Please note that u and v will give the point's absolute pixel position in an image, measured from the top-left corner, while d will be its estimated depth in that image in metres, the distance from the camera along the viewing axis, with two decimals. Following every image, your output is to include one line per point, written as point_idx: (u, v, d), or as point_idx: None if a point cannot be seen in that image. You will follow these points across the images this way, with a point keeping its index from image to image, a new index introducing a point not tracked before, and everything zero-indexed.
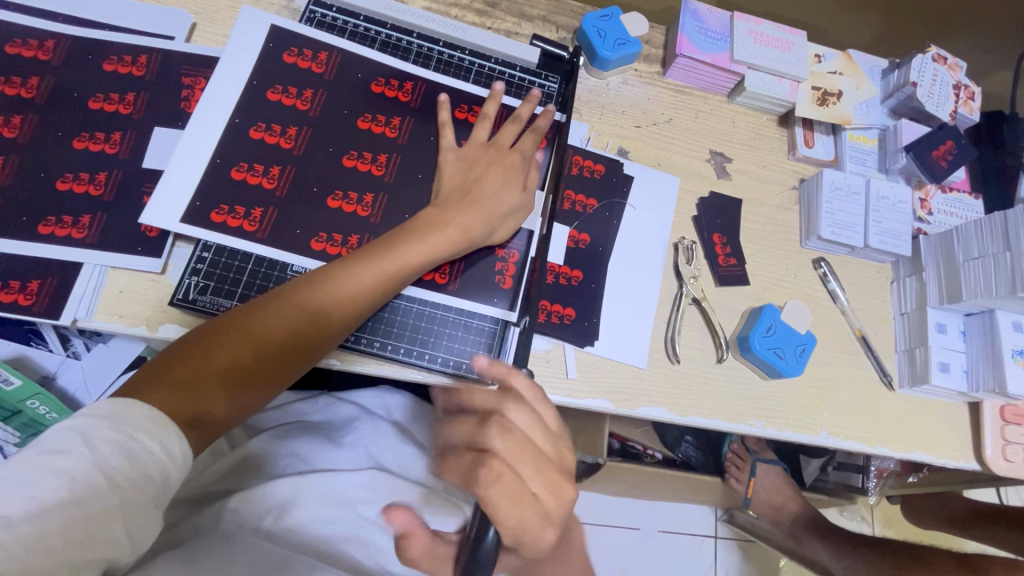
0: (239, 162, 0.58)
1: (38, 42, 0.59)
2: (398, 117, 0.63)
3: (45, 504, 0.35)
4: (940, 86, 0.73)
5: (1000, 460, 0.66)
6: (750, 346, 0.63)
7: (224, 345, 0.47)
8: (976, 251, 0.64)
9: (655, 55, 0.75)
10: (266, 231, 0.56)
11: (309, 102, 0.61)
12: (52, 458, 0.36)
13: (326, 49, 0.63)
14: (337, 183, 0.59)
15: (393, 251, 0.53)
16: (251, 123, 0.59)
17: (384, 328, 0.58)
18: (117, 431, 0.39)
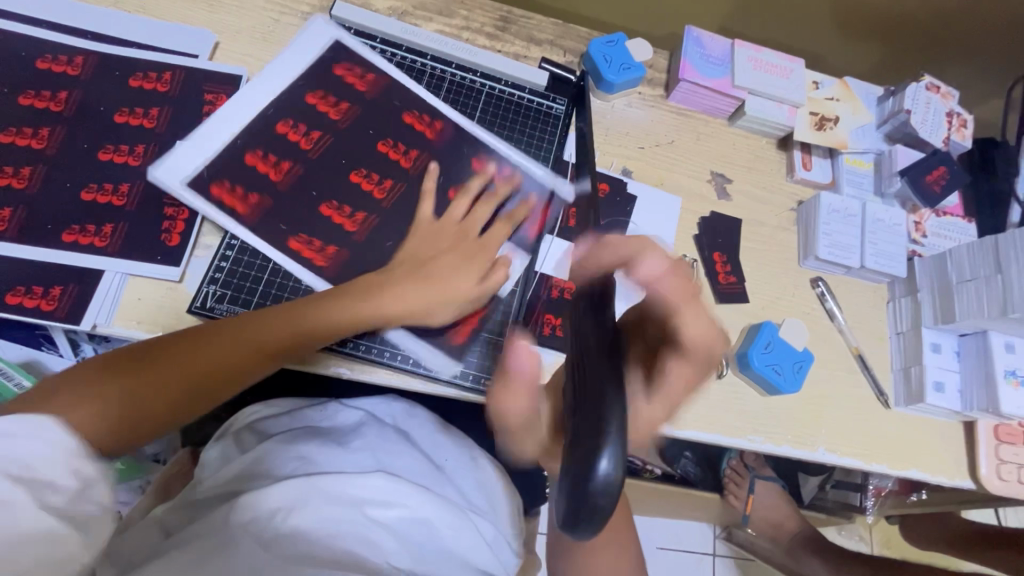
0: (256, 148, 0.61)
1: (68, 58, 0.61)
2: (416, 143, 0.65)
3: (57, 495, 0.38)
4: (934, 113, 0.76)
5: (994, 479, 0.67)
6: (749, 362, 0.65)
7: (198, 355, 0.51)
8: (968, 273, 0.66)
9: (658, 79, 0.78)
10: (255, 218, 0.59)
11: (342, 113, 0.64)
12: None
13: (376, 72, 0.67)
14: (335, 193, 0.61)
15: (376, 298, 0.56)
16: (281, 117, 0.63)
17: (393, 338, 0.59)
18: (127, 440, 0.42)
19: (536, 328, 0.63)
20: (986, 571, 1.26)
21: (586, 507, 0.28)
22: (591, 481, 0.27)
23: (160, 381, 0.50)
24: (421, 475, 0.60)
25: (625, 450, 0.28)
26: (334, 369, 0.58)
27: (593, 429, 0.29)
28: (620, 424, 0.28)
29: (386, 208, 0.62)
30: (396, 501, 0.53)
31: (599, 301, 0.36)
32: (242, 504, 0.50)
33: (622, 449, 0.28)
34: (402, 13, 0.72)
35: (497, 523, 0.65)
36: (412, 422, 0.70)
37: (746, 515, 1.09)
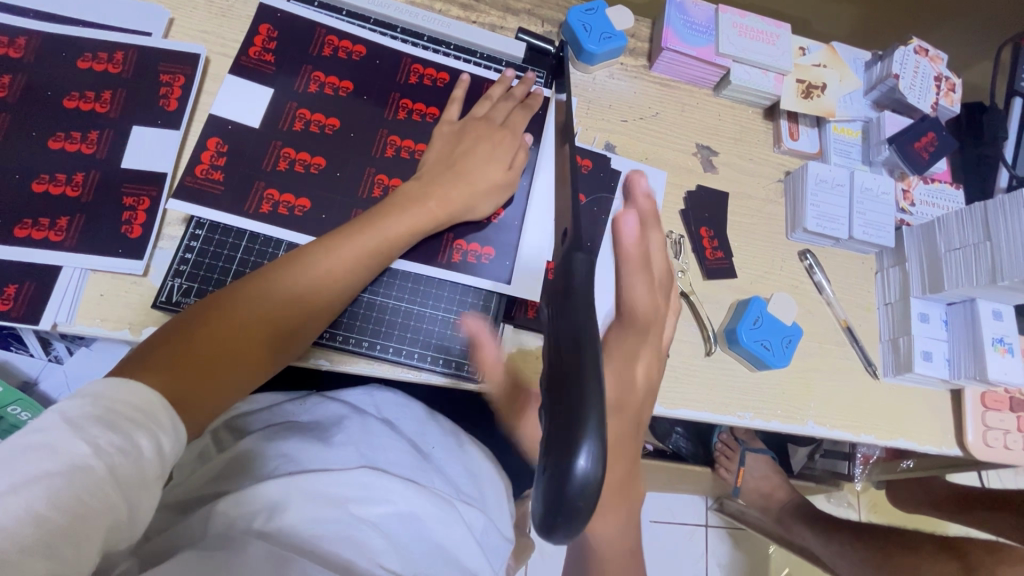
0: (245, 126, 0.58)
1: (9, 39, 0.57)
2: (410, 99, 0.63)
3: (54, 475, 0.34)
4: (922, 78, 0.74)
5: (981, 445, 0.68)
6: (738, 338, 0.64)
7: (222, 321, 0.46)
8: (957, 241, 0.65)
9: (641, 48, 0.75)
10: (249, 196, 0.57)
11: (333, 78, 0.62)
12: (40, 432, 0.35)
13: (352, 36, 0.64)
14: (331, 156, 0.60)
15: (373, 232, 0.53)
16: (268, 83, 0.60)
17: (373, 329, 0.57)
18: (137, 417, 0.38)
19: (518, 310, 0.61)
20: (970, 531, 1.30)
21: (568, 508, 0.27)
22: (570, 481, 0.26)
23: (189, 348, 0.44)
24: (408, 466, 0.59)
25: (603, 444, 0.27)
26: (311, 361, 0.56)
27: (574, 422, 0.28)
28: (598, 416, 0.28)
29: (383, 159, 0.61)
30: (382, 496, 0.52)
31: (565, 290, 0.34)
32: (223, 508, 0.48)
33: (600, 445, 0.27)
34: None
35: (487, 511, 0.65)
36: (396, 411, 0.69)
37: (737, 487, 1.09)
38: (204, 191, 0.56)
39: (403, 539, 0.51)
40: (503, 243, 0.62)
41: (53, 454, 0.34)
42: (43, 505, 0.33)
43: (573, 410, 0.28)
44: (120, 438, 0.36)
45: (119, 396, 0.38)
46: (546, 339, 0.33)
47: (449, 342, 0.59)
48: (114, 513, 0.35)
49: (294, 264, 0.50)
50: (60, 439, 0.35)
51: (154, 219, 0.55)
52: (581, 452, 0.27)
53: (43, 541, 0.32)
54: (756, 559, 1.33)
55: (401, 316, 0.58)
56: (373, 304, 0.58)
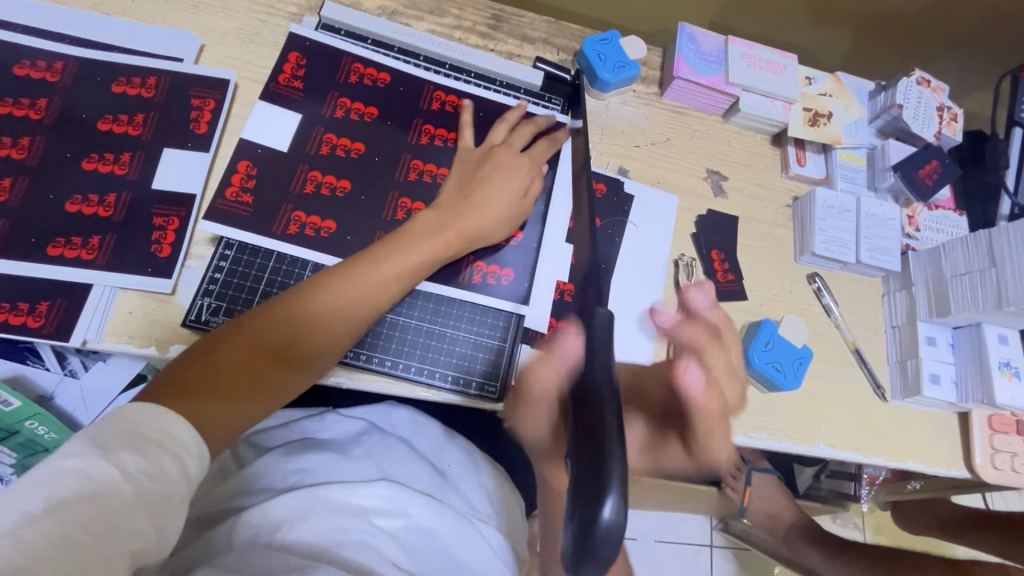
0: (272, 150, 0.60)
1: (47, 63, 0.59)
2: (432, 125, 0.65)
3: (86, 496, 0.35)
4: (925, 108, 0.77)
5: (989, 468, 0.68)
6: (749, 360, 0.65)
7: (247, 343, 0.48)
8: (962, 267, 0.67)
9: (652, 76, 0.78)
10: (276, 217, 0.58)
11: (358, 104, 0.64)
12: (71, 456, 0.36)
13: (376, 64, 0.66)
14: (355, 179, 0.61)
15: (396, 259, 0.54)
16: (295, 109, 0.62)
17: (394, 348, 0.58)
18: (160, 444, 0.39)
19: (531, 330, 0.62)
20: (976, 553, 1.29)
21: (592, 557, 0.27)
22: (594, 528, 0.27)
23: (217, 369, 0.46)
24: (425, 483, 0.60)
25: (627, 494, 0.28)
26: (333, 379, 0.57)
27: (597, 468, 0.28)
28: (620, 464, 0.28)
29: (407, 183, 0.63)
30: (402, 511, 0.53)
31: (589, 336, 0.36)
32: (245, 519, 0.49)
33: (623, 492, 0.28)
34: (392, 12, 0.71)
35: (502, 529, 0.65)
36: (412, 429, 0.70)
37: (743, 507, 1.09)
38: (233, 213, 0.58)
39: (420, 553, 0.51)
40: (520, 265, 0.63)
41: (83, 476, 0.35)
42: (69, 530, 0.33)
43: (598, 462, 0.29)
44: (147, 462, 0.38)
45: (145, 420, 0.40)
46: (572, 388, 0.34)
47: (470, 358, 0.60)
48: (144, 538, 0.36)
49: (315, 290, 0.51)
50: (91, 464, 0.36)
51: (183, 238, 0.57)
52: (605, 500, 0.28)
53: (77, 560, 0.33)
54: None
55: (424, 334, 0.59)
56: (395, 323, 0.59)
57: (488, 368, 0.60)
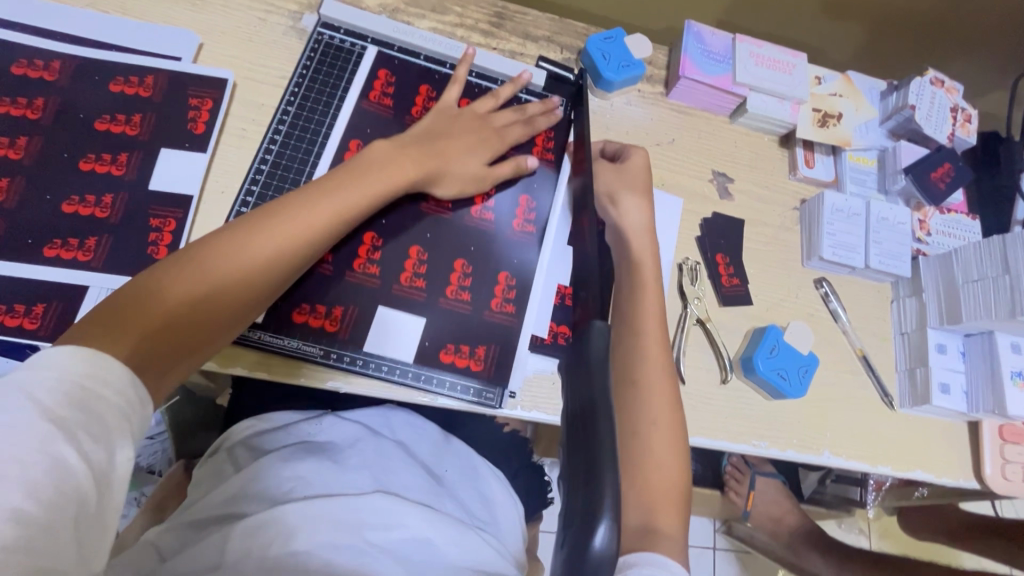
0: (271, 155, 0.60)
1: (44, 62, 0.58)
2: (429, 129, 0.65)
3: (44, 466, 0.34)
4: (938, 109, 0.75)
5: (999, 479, 0.67)
6: (754, 367, 0.64)
7: (187, 275, 0.45)
8: (975, 273, 0.65)
9: (658, 76, 0.76)
10: None
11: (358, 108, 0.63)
12: (9, 414, 0.34)
13: (378, 66, 0.65)
14: None
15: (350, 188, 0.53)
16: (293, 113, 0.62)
17: (374, 324, 0.57)
18: (99, 393, 0.38)
19: (502, 315, 0.61)
20: (984, 561, 1.27)
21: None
22: (586, 555, 0.27)
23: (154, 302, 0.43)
24: (422, 491, 0.60)
25: (619, 522, 0.28)
26: (329, 384, 0.56)
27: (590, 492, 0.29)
28: (613, 488, 0.29)
29: None
30: (398, 522, 0.52)
31: (585, 359, 0.36)
32: (241, 534, 0.49)
33: (615, 522, 0.28)
34: (393, 10, 0.70)
35: (500, 537, 0.65)
36: (410, 433, 0.69)
37: (747, 511, 1.07)
38: (234, 217, 0.58)
39: (416, 563, 0.51)
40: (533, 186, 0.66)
41: (44, 441, 0.34)
42: (22, 500, 0.32)
43: (592, 490, 0.29)
44: (95, 429, 0.37)
45: (86, 372, 0.38)
46: (568, 405, 0.35)
47: (445, 340, 0.59)
48: (83, 502, 0.35)
49: (267, 219, 0.49)
50: (33, 425, 0.34)
51: (179, 240, 0.56)
52: (597, 528, 0.28)
53: (26, 536, 0.32)
54: None
55: (403, 315, 0.58)
56: (392, 306, 0.58)
57: (458, 356, 0.59)
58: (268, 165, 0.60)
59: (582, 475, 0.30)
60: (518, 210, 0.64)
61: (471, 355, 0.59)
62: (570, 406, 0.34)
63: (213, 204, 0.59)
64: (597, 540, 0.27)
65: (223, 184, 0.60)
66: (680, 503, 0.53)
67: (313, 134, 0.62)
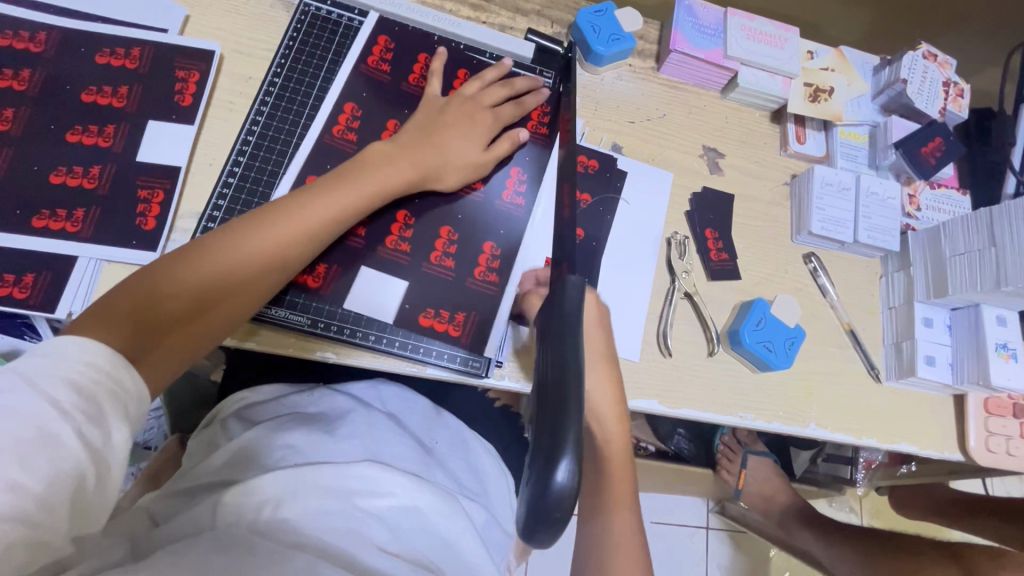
0: (257, 127, 0.60)
1: (29, 34, 0.58)
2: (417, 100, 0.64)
3: (31, 447, 0.35)
4: (931, 83, 0.74)
5: (983, 451, 0.68)
6: (740, 339, 0.64)
7: (190, 270, 0.47)
8: (962, 247, 0.65)
9: (649, 50, 0.76)
10: (266, 191, 0.59)
11: (346, 79, 0.63)
12: (8, 394, 0.36)
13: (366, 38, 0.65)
14: (334, 156, 0.61)
15: (350, 189, 0.54)
16: (281, 85, 0.62)
17: (355, 284, 0.58)
18: (95, 379, 0.39)
19: (485, 284, 0.61)
20: (974, 539, 1.29)
21: (547, 521, 0.28)
22: (547, 490, 0.28)
23: (159, 296, 0.45)
24: (411, 460, 0.60)
25: (581, 461, 0.29)
26: (318, 353, 0.57)
27: (553, 429, 0.29)
28: (576, 425, 0.29)
29: None
30: (385, 489, 0.53)
31: (559, 316, 0.36)
32: (229, 499, 0.49)
33: (579, 460, 0.29)
34: None
35: (489, 506, 0.66)
36: (401, 405, 0.70)
37: (737, 489, 1.09)
38: (221, 188, 0.58)
39: (401, 531, 0.52)
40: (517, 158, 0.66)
41: (31, 420, 0.36)
42: (18, 473, 0.34)
43: (556, 432, 0.29)
44: (94, 410, 0.38)
45: (87, 358, 0.40)
46: (541, 361, 0.35)
47: (426, 304, 0.59)
48: (81, 475, 0.37)
49: (272, 218, 0.50)
50: (32, 404, 0.36)
51: (168, 211, 0.57)
52: (560, 465, 0.28)
53: (22, 508, 0.34)
54: (757, 562, 1.33)
55: (385, 277, 0.59)
56: (380, 279, 0.58)
57: (438, 320, 0.59)
58: (255, 136, 0.60)
59: (548, 415, 0.30)
60: (506, 184, 0.65)
61: (450, 320, 0.59)
62: (541, 355, 0.35)
63: (201, 176, 0.59)
64: (559, 475, 0.28)
65: (211, 156, 0.60)
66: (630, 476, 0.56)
67: (300, 106, 0.62)
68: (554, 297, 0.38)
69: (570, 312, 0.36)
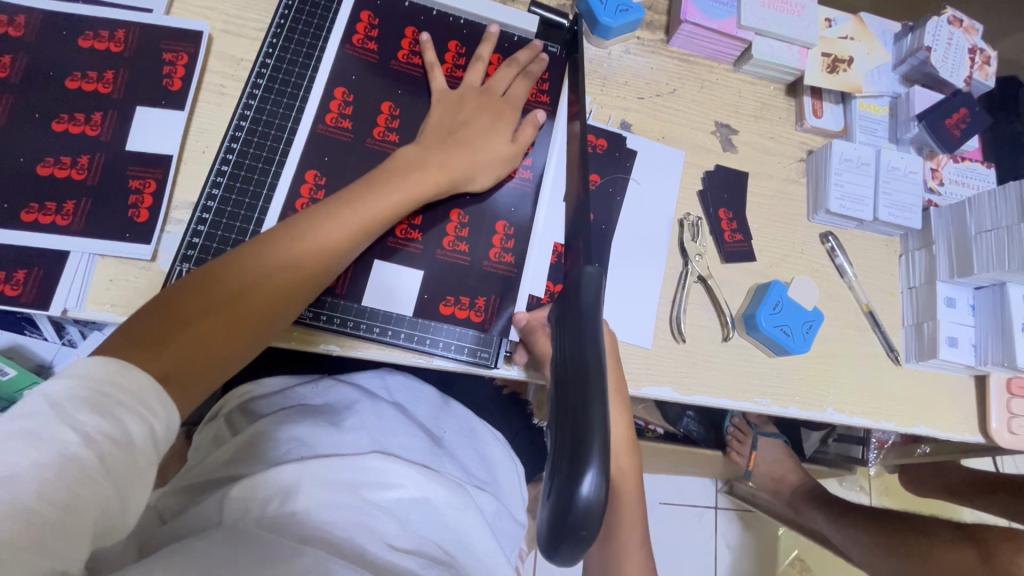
0: (249, 111, 0.58)
1: (8, 17, 0.55)
2: (415, 79, 0.62)
3: (48, 471, 0.33)
4: (956, 51, 0.71)
5: (1005, 433, 0.66)
6: (756, 323, 0.62)
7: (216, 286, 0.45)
8: (989, 223, 0.62)
9: (658, 21, 0.72)
10: (262, 178, 0.56)
11: (340, 58, 0.60)
12: (27, 416, 0.34)
13: (360, 13, 0.62)
14: (332, 140, 0.58)
15: (376, 195, 0.51)
16: (272, 66, 0.59)
17: (372, 278, 0.56)
18: (113, 398, 0.37)
19: (501, 265, 0.59)
20: (984, 515, 1.29)
21: (572, 534, 0.27)
22: (574, 501, 0.27)
23: (185, 312, 0.43)
24: (421, 451, 0.59)
25: (606, 466, 0.28)
26: (322, 347, 0.55)
27: (577, 435, 0.28)
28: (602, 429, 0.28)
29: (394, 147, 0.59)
30: (396, 482, 0.52)
31: (577, 306, 0.34)
32: (236, 494, 0.48)
33: (603, 468, 0.27)
34: None
35: (498, 494, 0.65)
36: (408, 395, 0.69)
37: (748, 471, 1.08)
38: (215, 177, 0.56)
39: (414, 523, 0.51)
40: None
41: (47, 442, 0.34)
42: (34, 501, 0.33)
43: (580, 439, 0.28)
44: (114, 426, 0.36)
45: (104, 376, 0.37)
46: (558, 353, 0.33)
47: (443, 291, 0.57)
48: (102, 500, 0.35)
49: (296, 231, 0.48)
50: (46, 424, 0.34)
51: (160, 203, 0.54)
52: (585, 475, 0.27)
53: (35, 535, 0.32)
54: (767, 541, 1.33)
55: (400, 267, 0.57)
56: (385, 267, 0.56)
57: (457, 307, 0.57)
58: (248, 121, 0.57)
59: (569, 414, 0.29)
60: None
61: (471, 306, 0.58)
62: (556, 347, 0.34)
63: (194, 165, 0.57)
64: (585, 486, 0.27)
65: (203, 143, 0.58)
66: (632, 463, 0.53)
67: (292, 88, 0.59)
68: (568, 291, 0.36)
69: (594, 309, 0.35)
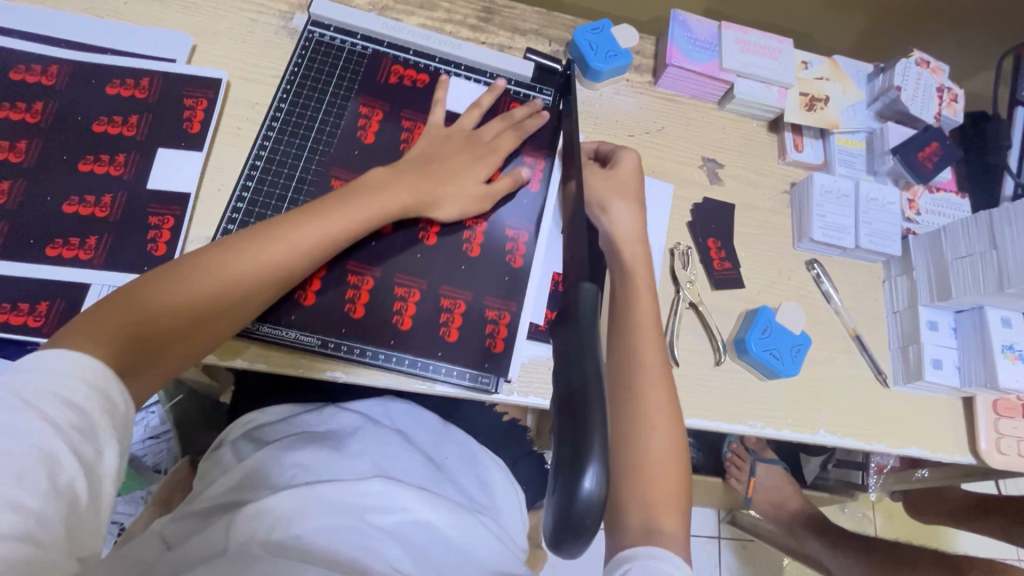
0: (264, 151, 0.61)
1: (42, 67, 0.60)
2: (419, 123, 0.66)
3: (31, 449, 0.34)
4: (924, 90, 0.75)
5: (994, 454, 0.68)
6: (746, 347, 0.64)
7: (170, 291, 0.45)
8: (963, 250, 0.66)
9: (645, 65, 0.77)
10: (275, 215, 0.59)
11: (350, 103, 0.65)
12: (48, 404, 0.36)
13: (368, 62, 0.67)
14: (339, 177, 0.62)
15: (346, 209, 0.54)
16: (285, 111, 0.63)
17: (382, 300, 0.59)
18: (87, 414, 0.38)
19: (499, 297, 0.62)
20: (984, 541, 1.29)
21: (575, 527, 0.29)
22: (577, 500, 0.29)
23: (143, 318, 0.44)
24: (422, 476, 0.60)
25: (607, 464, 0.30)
26: (328, 373, 0.57)
27: (579, 441, 0.30)
28: (600, 438, 0.30)
29: None
30: (398, 506, 0.53)
31: (575, 319, 0.36)
32: (242, 518, 0.49)
33: (604, 464, 0.30)
34: (383, 7, 0.71)
35: (500, 521, 0.66)
36: (410, 422, 0.70)
37: (747, 497, 1.08)
38: (230, 213, 0.59)
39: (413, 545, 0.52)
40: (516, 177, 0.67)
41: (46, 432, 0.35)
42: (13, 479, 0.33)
43: (579, 440, 0.30)
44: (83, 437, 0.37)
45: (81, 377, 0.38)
46: (558, 373, 0.34)
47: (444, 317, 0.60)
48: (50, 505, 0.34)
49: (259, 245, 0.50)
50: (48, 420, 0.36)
51: (177, 237, 0.57)
52: (587, 471, 0.29)
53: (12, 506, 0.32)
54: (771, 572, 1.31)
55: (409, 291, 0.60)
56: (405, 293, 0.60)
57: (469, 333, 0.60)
58: (263, 161, 0.61)
59: (571, 423, 0.31)
60: (510, 202, 0.65)
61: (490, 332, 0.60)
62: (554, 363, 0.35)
63: (211, 203, 0.60)
64: (587, 485, 0.29)
65: (219, 181, 0.61)
66: (680, 496, 0.54)
67: (304, 131, 0.63)
68: (565, 307, 0.38)
69: (592, 322, 0.36)
